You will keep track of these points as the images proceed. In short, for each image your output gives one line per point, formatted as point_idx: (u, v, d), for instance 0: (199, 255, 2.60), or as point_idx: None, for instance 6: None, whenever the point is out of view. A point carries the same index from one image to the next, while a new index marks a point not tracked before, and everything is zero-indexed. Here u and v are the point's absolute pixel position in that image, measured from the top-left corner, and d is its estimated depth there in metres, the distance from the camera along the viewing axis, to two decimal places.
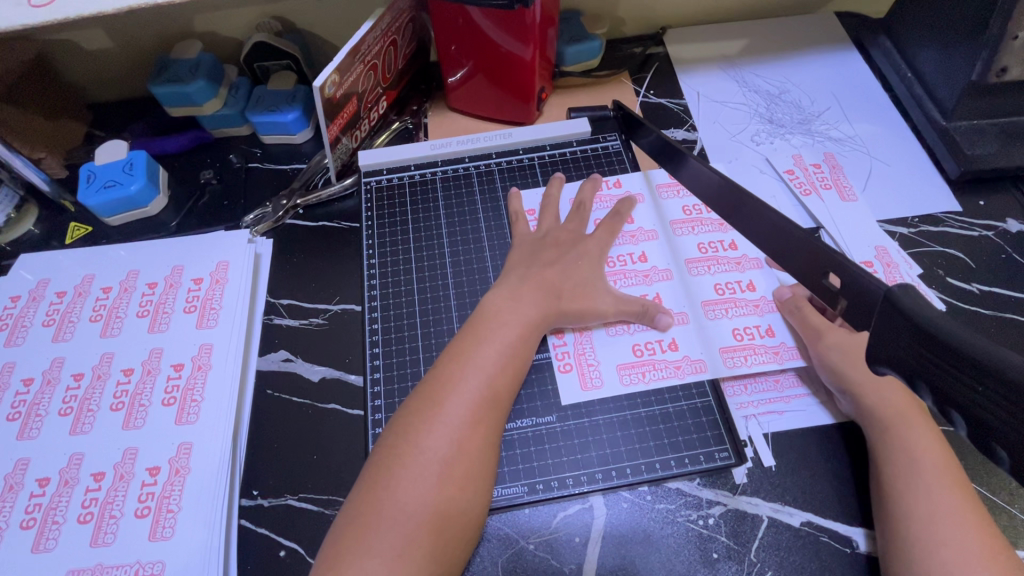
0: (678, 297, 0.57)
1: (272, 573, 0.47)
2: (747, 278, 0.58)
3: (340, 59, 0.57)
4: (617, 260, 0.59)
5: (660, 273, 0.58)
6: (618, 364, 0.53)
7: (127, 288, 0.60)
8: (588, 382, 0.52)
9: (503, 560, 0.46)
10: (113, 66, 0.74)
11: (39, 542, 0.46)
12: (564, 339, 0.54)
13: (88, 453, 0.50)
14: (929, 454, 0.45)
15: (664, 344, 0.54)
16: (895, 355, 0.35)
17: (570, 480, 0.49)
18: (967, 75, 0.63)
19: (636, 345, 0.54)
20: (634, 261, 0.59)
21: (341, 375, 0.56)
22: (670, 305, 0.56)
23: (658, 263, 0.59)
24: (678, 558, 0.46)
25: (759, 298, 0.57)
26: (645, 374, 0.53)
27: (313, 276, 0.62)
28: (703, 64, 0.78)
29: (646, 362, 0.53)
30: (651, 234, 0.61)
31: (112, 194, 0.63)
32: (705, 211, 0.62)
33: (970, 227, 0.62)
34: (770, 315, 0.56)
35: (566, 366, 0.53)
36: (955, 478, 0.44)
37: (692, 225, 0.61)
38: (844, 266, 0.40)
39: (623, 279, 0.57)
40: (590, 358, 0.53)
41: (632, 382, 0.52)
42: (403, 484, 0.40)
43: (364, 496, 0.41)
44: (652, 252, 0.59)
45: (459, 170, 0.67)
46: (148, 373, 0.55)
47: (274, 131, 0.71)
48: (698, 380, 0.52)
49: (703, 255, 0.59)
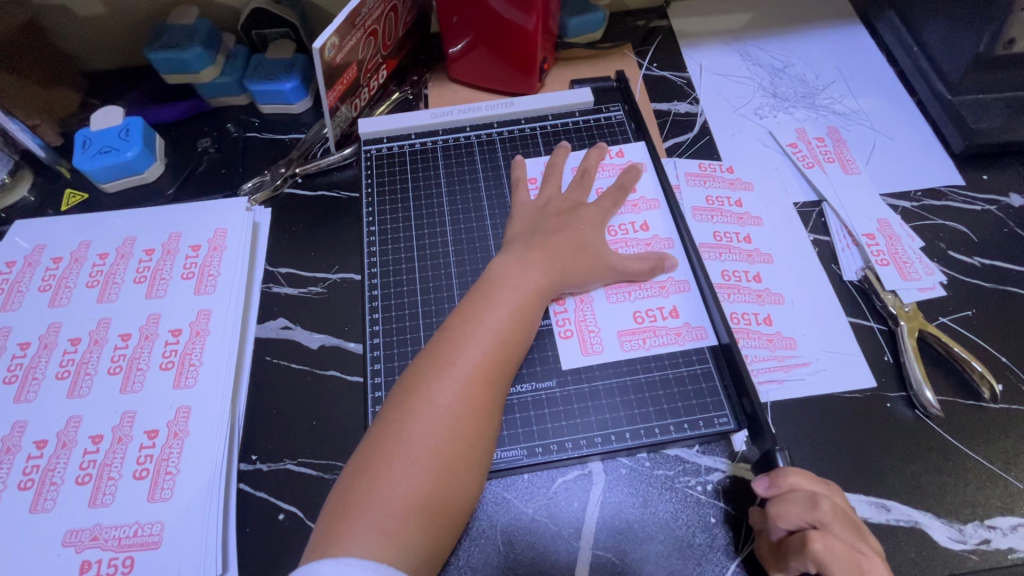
0: (679, 265, 0.57)
1: (272, 536, 0.47)
2: (755, 269, 0.58)
3: (340, 22, 0.56)
4: (619, 229, 0.59)
5: (662, 241, 0.58)
6: (619, 331, 0.53)
7: (124, 255, 0.59)
8: (589, 347, 0.53)
9: (501, 520, 0.47)
10: (109, 34, 0.72)
11: (38, 502, 0.46)
12: (566, 306, 0.54)
13: (86, 416, 0.50)
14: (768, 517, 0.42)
15: (666, 311, 0.54)
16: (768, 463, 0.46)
17: (570, 444, 0.49)
18: (973, 48, 0.63)
19: (638, 312, 0.54)
20: (636, 230, 0.59)
21: (340, 343, 0.55)
22: (677, 274, 0.56)
23: (659, 231, 0.59)
24: (676, 523, 0.47)
25: (763, 289, 0.57)
26: (646, 340, 0.53)
27: (312, 245, 0.62)
28: (707, 38, 0.77)
29: (648, 329, 0.53)
30: (654, 203, 0.60)
31: (108, 160, 0.62)
32: (727, 203, 0.62)
33: (973, 202, 0.62)
34: (772, 305, 0.56)
35: (567, 332, 0.53)
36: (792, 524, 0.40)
37: (712, 214, 0.61)
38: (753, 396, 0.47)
39: (625, 247, 0.58)
40: (592, 324, 0.54)
41: (633, 348, 0.52)
42: (416, 431, 0.41)
43: (375, 446, 0.41)
44: (654, 221, 0.59)
45: (461, 140, 0.66)
46: (146, 338, 0.54)
47: (272, 101, 0.70)
48: (700, 345, 0.53)
49: (716, 242, 0.59)
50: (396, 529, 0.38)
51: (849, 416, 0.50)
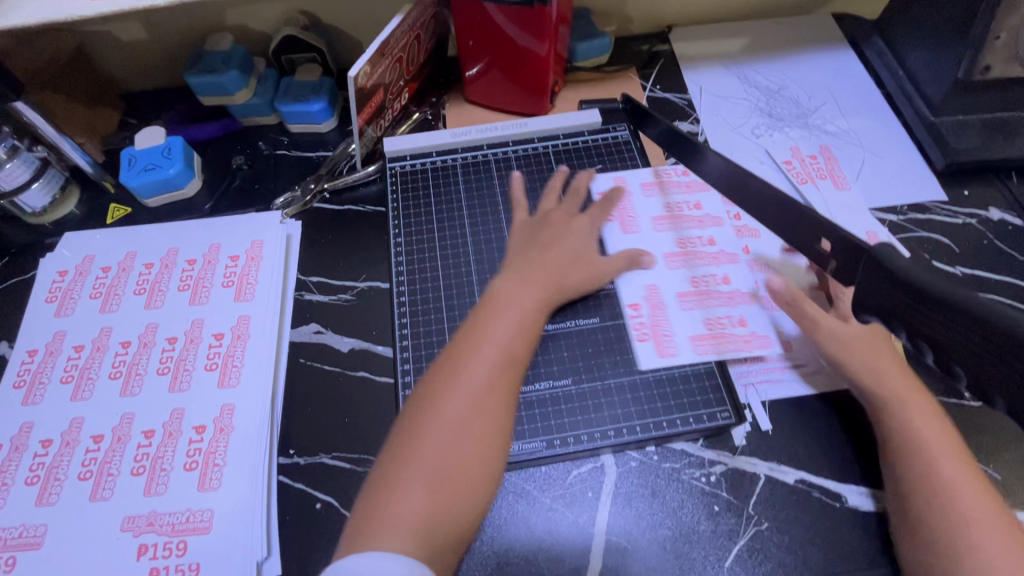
0: (745, 278, 0.61)
1: (310, 523, 0.51)
2: (723, 272, 0.62)
3: (372, 51, 0.61)
4: (688, 242, 0.64)
5: (728, 256, 0.63)
6: (691, 336, 0.58)
7: (167, 265, 0.64)
8: (665, 349, 0.57)
9: (521, 509, 0.51)
10: (148, 58, 0.77)
11: (96, 491, 0.51)
12: (641, 311, 0.59)
13: (138, 413, 0.54)
14: (931, 438, 0.47)
15: (733, 320, 0.59)
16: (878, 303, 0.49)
17: (585, 436, 0.53)
18: (953, 73, 0.68)
19: (708, 318, 0.59)
20: (703, 244, 0.64)
21: (369, 346, 0.60)
22: (738, 286, 0.61)
23: (724, 247, 0.63)
24: (683, 510, 0.51)
25: (731, 292, 0.60)
26: (719, 345, 0.57)
27: (342, 255, 0.66)
28: (707, 61, 0.82)
29: (719, 335, 0.58)
30: (718, 220, 0.65)
31: (152, 176, 0.67)
32: (687, 209, 0.66)
33: (955, 215, 0.67)
34: (743, 307, 0.59)
35: (643, 335, 0.58)
36: (956, 450, 0.47)
37: (682, 223, 0.65)
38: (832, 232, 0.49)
39: (691, 258, 0.63)
40: (666, 328, 0.58)
41: (706, 351, 0.57)
42: (436, 433, 0.45)
43: (395, 448, 0.45)
44: (719, 236, 0.64)
45: (478, 157, 0.71)
46: (191, 341, 0.59)
47: (302, 120, 0.75)
48: (766, 353, 0.57)
49: (708, 251, 0.63)
50: (421, 522, 0.42)
51: (843, 416, 0.55)
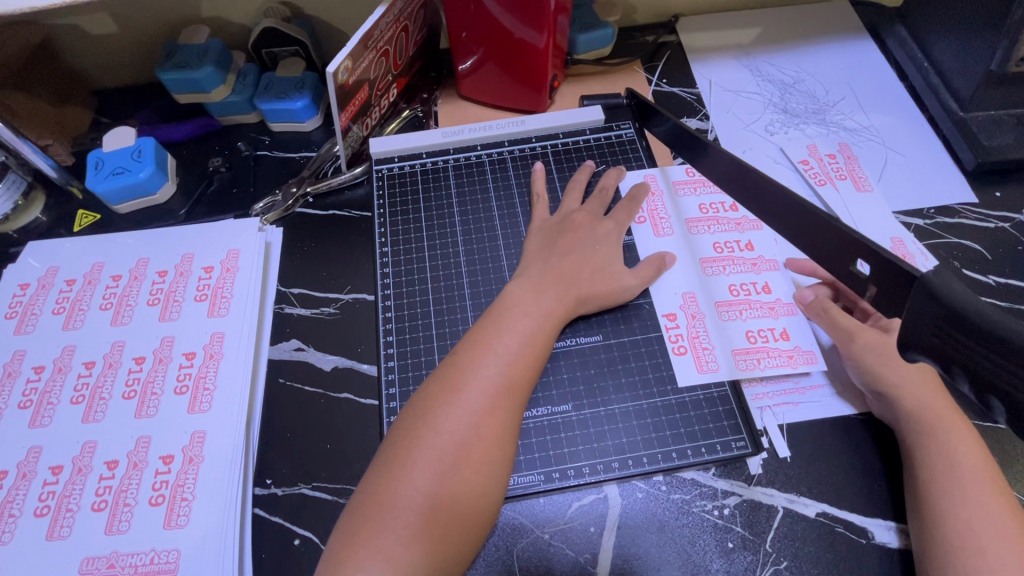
0: (786, 287, 0.57)
1: (286, 561, 0.46)
2: (763, 279, 0.57)
3: (353, 45, 0.56)
4: (725, 246, 0.59)
5: (768, 263, 0.58)
6: (734, 349, 0.53)
7: (136, 277, 0.59)
8: (704, 364, 0.53)
9: (518, 547, 0.46)
10: (121, 53, 0.73)
11: (53, 529, 0.46)
12: (677, 322, 0.55)
13: (102, 441, 0.50)
14: (967, 460, 0.44)
15: (777, 333, 0.54)
16: (925, 342, 0.37)
17: (586, 468, 0.49)
18: (985, 65, 0.63)
19: (750, 331, 0.54)
20: (741, 249, 0.59)
21: (353, 364, 0.55)
22: (781, 295, 0.56)
23: (765, 252, 0.59)
24: (694, 548, 0.46)
25: (775, 300, 0.56)
26: (761, 360, 0.53)
27: (325, 265, 0.62)
28: (717, 53, 0.77)
29: (761, 349, 0.53)
30: (757, 222, 0.61)
31: (121, 181, 0.62)
32: (723, 210, 0.62)
33: (986, 219, 0.62)
34: (786, 317, 0.55)
35: (680, 349, 0.54)
36: (995, 482, 0.43)
37: (708, 224, 0.61)
38: (869, 251, 0.39)
39: (730, 266, 0.58)
40: (705, 341, 0.54)
41: (750, 367, 0.52)
42: (430, 454, 0.41)
43: (384, 469, 0.41)
44: (759, 241, 0.60)
45: (471, 158, 0.67)
46: (160, 361, 0.54)
47: (284, 119, 0.70)
48: (811, 370, 0.52)
49: (719, 255, 0.59)
50: (413, 554, 0.38)
51: (869, 442, 0.50)
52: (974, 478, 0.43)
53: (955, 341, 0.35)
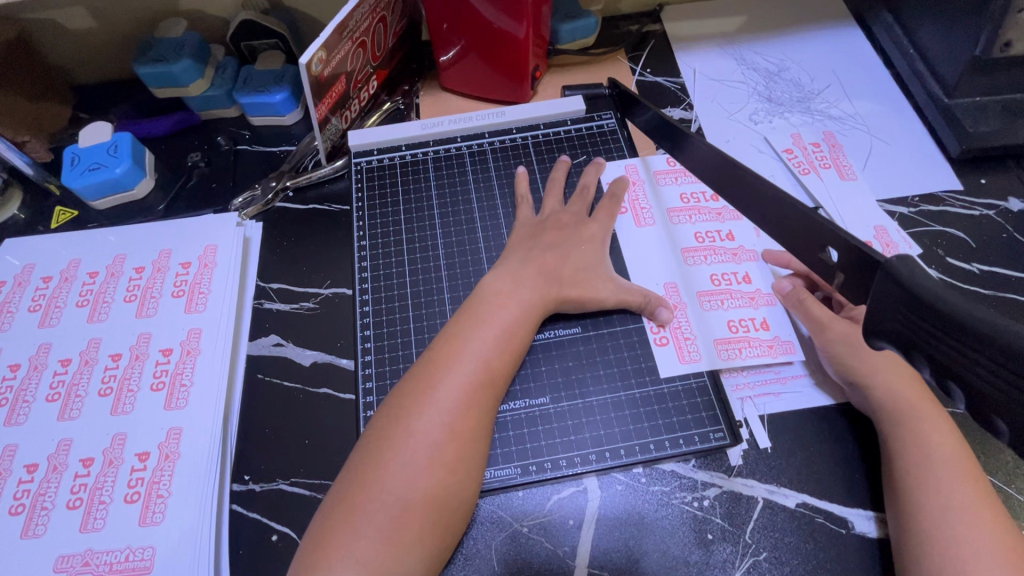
0: (766, 277, 0.56)
1: (264, 557, 0.46)
2: (743, 269, 0.57)
3: (326, 36, 0.55)
4: (705, 236, 0.59)
5: (748, 253, 0.58)
6: (715, 339, 0.53)
7: (113, 273, 0.59)
8: (686, 355, 0.53)
9: (496, 542, 0.46)
10: (98, 48, 0.72)
11: (28, 527, 0.46)
12: None
13: (77, 438, 0.50)
14: (943, 448, 0.44)
15: (757, 323, 0.54)
16: (889, 328, 0.36)
17: (564, 461, 0.49)
18: (970, 51, 0.62)
19: (731, 321, 0.54)
20: (722, 239, 0.59)
21: (332, 359, 0.55)
22: (761, 286, 0.56)
23: (745, 243, 0.58)
24: (673, 540, 0.46)
25: (755, 290, 0.56)
26: (742, 350, 0.52)
27: (304, 259, 0.61)
28: (702, 42, 0.76)
29: (742, 339, 0.53)
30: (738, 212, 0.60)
31: (97, 176, 0.61)
32: (704, 199, 0.61)
33: (971, 207, 0.61)
34: (767, 307, 0.55)
35: (663, 340, 0.53)
36: (971, 469, 0.43)
37: (690, 214, 0.60)
38: (840, 239, 0.38)
39: (710, 255, 0.58)
40: (687, 332, 0.54)
41: (731, 357, 0.52)
42: (403, 456, 0.40)
43: (356, 472, 0.41)
44: (740, 231, 0.59)
45: (451, 150, 0.66)
46: (136, 358, 0.54)
47: (263, 112, 0.69)
48: (791, 361, 0.52)
49: (700, 245, 0.58)
50: (385, 556, 0.38)
51: (849, 433, 0.50)
52: (949, 466, 0.43)
53: (917, 326, 0.34)
